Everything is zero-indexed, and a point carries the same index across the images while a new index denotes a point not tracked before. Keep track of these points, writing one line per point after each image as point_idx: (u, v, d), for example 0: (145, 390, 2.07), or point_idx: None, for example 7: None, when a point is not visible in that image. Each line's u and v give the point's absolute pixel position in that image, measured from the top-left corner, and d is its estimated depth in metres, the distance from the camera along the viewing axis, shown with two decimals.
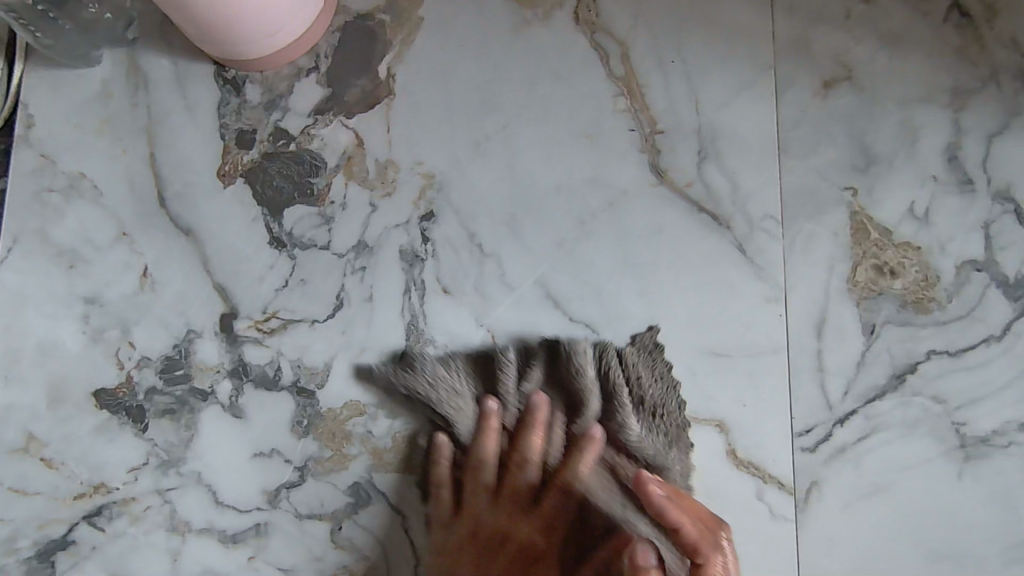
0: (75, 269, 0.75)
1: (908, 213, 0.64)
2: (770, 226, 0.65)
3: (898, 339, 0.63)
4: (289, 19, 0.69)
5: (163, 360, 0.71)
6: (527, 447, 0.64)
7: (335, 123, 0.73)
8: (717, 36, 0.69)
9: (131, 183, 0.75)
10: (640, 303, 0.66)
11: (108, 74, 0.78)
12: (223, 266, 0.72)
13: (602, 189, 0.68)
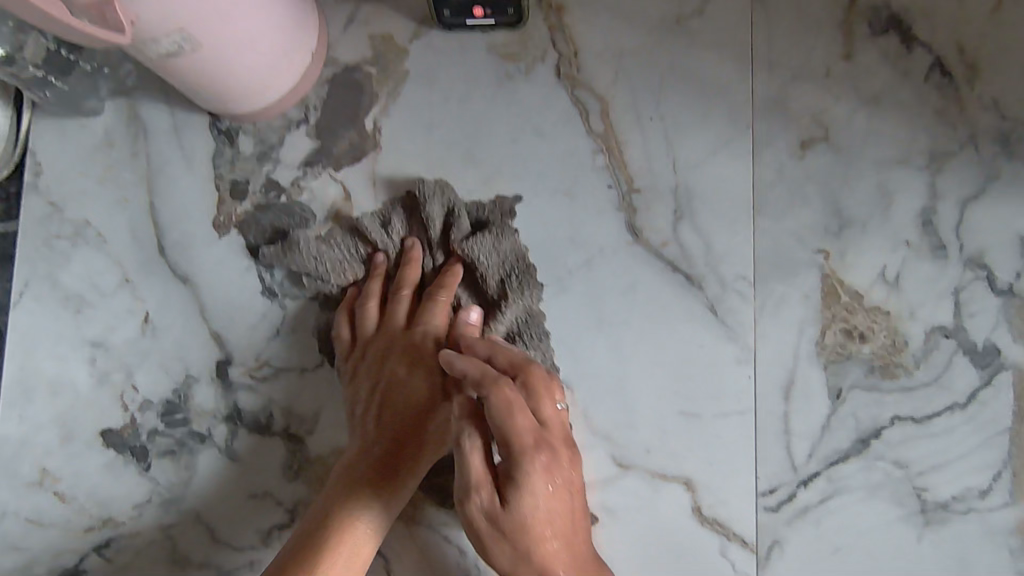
0: (82, 312, 0.79)
1: (879, 278, 0.65)
2: (742, 288, 0.67)
3: (864, 404, 0.64)
4: (278, 74, 0.71)
5: (163, 404, 0.76)
6: None
7: (324, 175, 0.76)
8: (696, 94, 0.70)
9: (132, 231, 0.79)
10: (614, 360, 0.68)
11: (108, 123, 0.80)
12: (220, 314, 0.76)
13: (579, 247, 0.70)
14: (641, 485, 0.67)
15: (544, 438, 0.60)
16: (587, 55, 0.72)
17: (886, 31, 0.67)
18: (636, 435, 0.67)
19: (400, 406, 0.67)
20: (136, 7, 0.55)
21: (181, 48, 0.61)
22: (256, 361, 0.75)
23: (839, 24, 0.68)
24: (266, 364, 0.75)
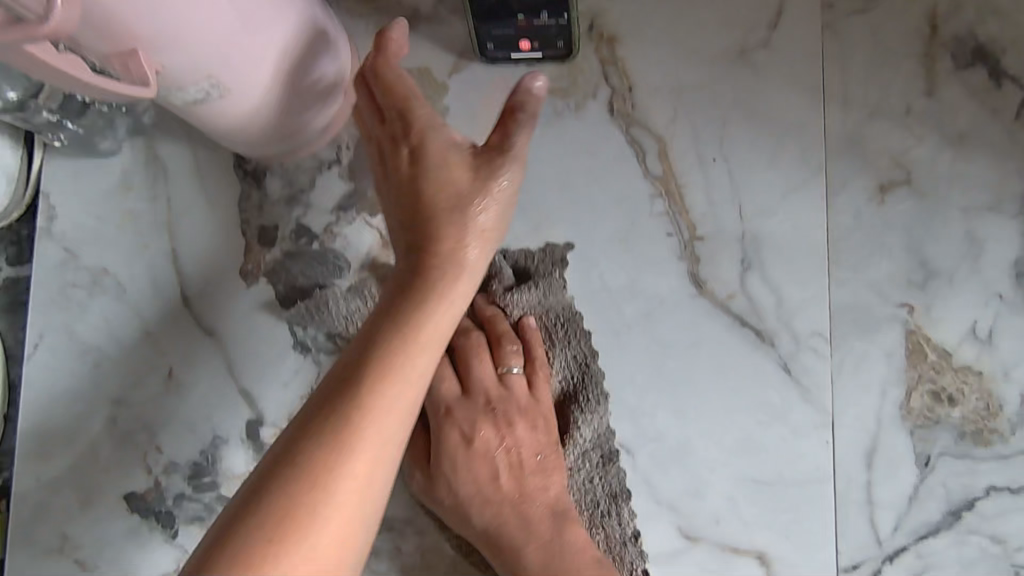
0: (101, 367, 0.74)
1: (969, 335, 0.60)
2: (817, 345, 0.62)
3: (955, 473, 0.60)
4: (311, 114, 0.66)
5: (189, 467, 0.71)
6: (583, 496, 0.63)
7: (358, 221, 0.71)
8: (763, 132, 0.64)
9: (154, 280, 0.74)
10: (678, 423, 0.63)
11: (127, 164, 0.75)
12: (250, 370, 0.71)
13: (639, 298, 0.65)
14: (710, 561, 0.62)
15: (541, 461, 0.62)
16: (642, 90, 0.66)
17: (971, 64, 0.62)
18: (705, 504, 0.62)
19: (436, 301, 0.56)
20: (157, 55, 0.50)
21: (209, 96, 0.57)
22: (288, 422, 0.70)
23: (919, 57, 0.63)
24: None
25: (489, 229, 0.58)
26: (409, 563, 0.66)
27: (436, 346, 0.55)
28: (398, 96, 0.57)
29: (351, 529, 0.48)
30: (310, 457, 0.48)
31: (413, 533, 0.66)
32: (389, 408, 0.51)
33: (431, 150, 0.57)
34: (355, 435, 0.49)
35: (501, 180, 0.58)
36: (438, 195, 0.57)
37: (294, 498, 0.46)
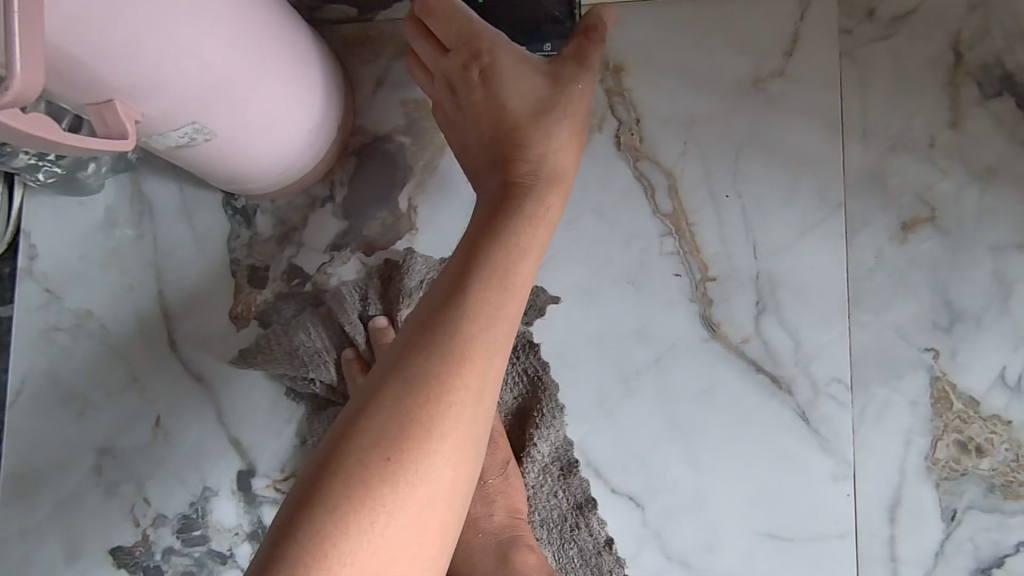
0: (85, 415, 0.70)
1: (999, 381, 0.57)
2: (837, 392, 0.59)
3: (983, 527, 0.57)
4: (304, 151, 0.63)
5: (179, 519, 0.68)
6: (550, 514, 0.62)
7: (353, 261, 0.68)
8: (779, 166, 0.61)
9: (140, 322, 0.71)
10: (691, 475, 0.60)
11: (112, 201, 0.72)
12: (241, 418, 0.68)
13: (649, 342, 0.61)
14: None
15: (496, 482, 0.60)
16: (650, 122, 0.63)
17: (999, 94, 0.59)
18: (720, 560, 0.59)
19: (522, 245, 0.49)
20: (138, 104, 0.47)
21: (192, 140, 0.54)
22: (281, 472, 0.68)
23: (944, 87, 0.59)
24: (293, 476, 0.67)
25: (568, 162, 0.53)
26: None
27: (523, 291, 0.49)
28: (478, 45, 0.51)
29: (456, 483, 0.43)
30: (400, 405, 0.42)
31: None
32: (482, 360, 0.45)
33: (502, 86, 0.52)
34: (450, 386, 0.43)
35: (576, 87, 0.52)
36: (518, 128, 0.52)
37: (391, 450, 0.41)
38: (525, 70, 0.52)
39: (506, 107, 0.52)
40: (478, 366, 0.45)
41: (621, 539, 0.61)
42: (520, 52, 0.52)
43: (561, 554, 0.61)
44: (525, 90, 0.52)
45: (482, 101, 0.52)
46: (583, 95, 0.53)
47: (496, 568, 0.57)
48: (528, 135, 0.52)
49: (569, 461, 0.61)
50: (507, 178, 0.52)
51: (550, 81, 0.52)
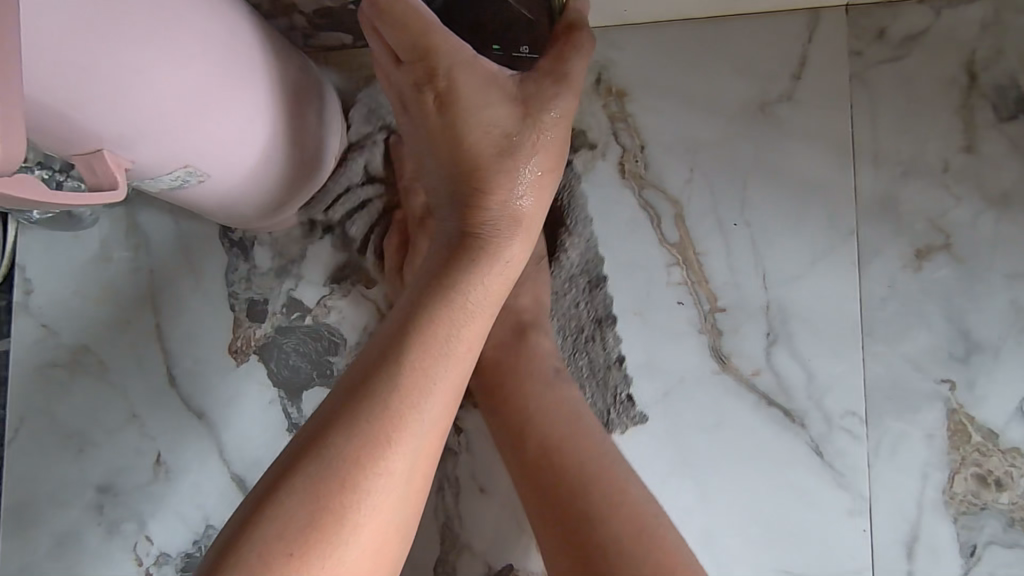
0: (85, 452, 0.69)
1: (1018, 413, 0.56)
2: (851, 425, 0.58)
3: (1005, 564, 0.55)
4: (297, 185, 0.61)
5: (181, 558, 0.67)
6: (568, 329, 0.62)
7: (354, 293, 0.66)
8: (787, 193, 0.59)
9: (138, 357, 0.69)
10: (703, 510, 0.59)
11: (107, 235, 0.71)
12: (242, 453, 0.67)
13: (656, 375, 0.60)
14: None
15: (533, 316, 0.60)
16: (655, 150, 0.62)
17: (1015, 116, 0.57)
18: None
19: (466, 309, 0.50)
20: (127, 152, 0.46)
21: (186, 182, 0.52)
22: None
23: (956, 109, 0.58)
24: None
25: (533, 205, 0.54)
26: None
27: (464, 360, 0.50)
28: (437, 67, 0.49)
29: (370, 565, 0.44)
30: (316, 488, 0.43)
31: None
32: (414, 436, 0.46)
33: (465, 117, 0.51)
34: (373, 465, 0.44)
35: (548, 117, 0.52)
36: (479, 168, 0.52)
37: (296, 544, 0.41)
38: (493, 98, 0.51)
39: (470, 141, 0.51)
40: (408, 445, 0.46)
41: None
42: (489, 73, 0.51)
43: (570, 362, 0.61)
44: (490, 124, 0.51)
45: (444, 133, 0.51)
46: (554, 128, 0.52)
47: (512, 339, 0.58)
48: (492, 175, 0.52)
49: None
50: (464, 228, 0.52)
51: (520, 111, 0.51)
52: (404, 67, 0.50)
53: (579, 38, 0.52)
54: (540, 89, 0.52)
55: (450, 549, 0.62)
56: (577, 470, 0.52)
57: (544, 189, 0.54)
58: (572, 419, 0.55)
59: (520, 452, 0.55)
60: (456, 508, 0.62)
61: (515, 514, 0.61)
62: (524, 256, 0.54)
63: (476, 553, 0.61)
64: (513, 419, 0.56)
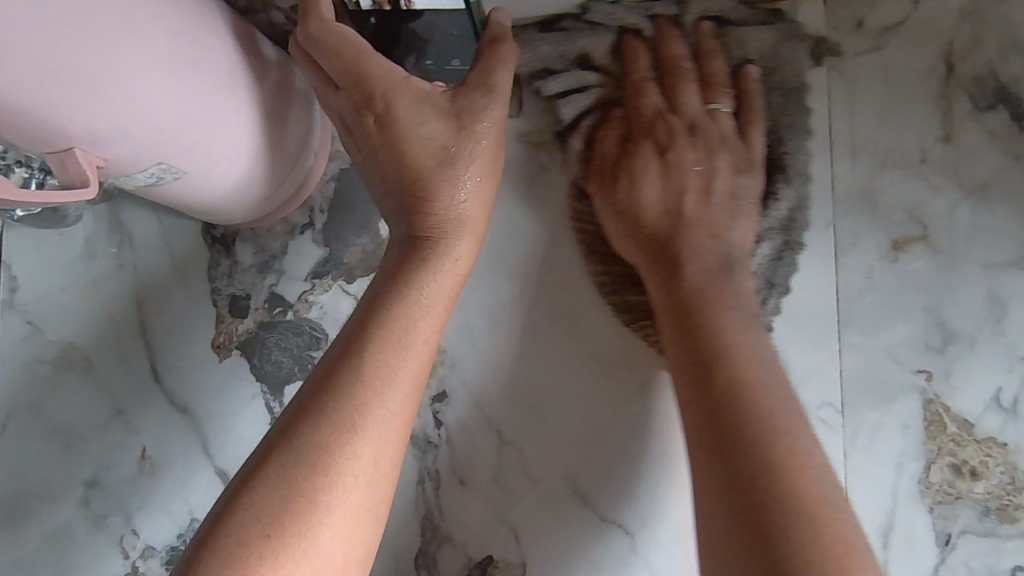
0: (72, 447, 0.70)
1: (993, 403, 0.56)
2: (829, 416, 0.58)
3: (980, 553, 0.55)
4: (275, 184, 0.61)
5: (167, 551, 0.68)
6: None
7: (335, 288, 0.67)
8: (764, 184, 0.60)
9: (123, 353, 0.70)
10: (681, 500, 0.59)
11: (91, 231, 0.71)
12: (226, 447, 0.67)
13: (634, 368, 0.61)
14: None
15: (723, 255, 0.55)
16: None
17: (992, 106, 0.57)
18: None
19: (416, 308, 0.54)
20: (99, 151, 0.46)
21: (161, 179, 0.52)
22: None
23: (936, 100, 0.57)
24: None
25: (476, 209, 0.57)
26: None
27: (420, 355, 0.53)
28: (372, 88, 0.53)
29: (345, 546, 0.47)
30: (287, 477, 0.46)
31: None
32: (378, 425, 0.50)
33: (403, 132, 0.54)
34: (341, 452, 0.48)
35: (481, 126, 0.55)
36: (422, 179, 0.55)
37: (271, 526, 0.45)
38: (428, 113, 0.55)
39: (410, 155, 0.55)
40: (367, 436, 0.49)
41: (611, 568, 0.59)
42: (421, 92, 0.55)
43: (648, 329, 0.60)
44: (428, 135, 0.55)
45: (387, 147, 0.55)
46: (489, 135, 0.56)
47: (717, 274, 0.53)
48: (433, 184, 0.55)
49: (557, 489, 0.61)
50: (411, 233, 0.56)
51: (455, 122, 0.55)
52: (341, 93, 0.54)
53: (500, 47, 0.56)
54: (471, 101, 0.55)
55: (430, 541, 0.62)
56: (759, 416, 0.46)
57: (485, 193, 0.57)
58: (760, 375, 0.49)
59: (704, 375, 0.49)
60: (437, 501, 0.63)
61: (495, 507, 0.62)
62: (469, 257, 0.57)
63: (456, 545, 0.62)
64: (712, 340, 0.50)
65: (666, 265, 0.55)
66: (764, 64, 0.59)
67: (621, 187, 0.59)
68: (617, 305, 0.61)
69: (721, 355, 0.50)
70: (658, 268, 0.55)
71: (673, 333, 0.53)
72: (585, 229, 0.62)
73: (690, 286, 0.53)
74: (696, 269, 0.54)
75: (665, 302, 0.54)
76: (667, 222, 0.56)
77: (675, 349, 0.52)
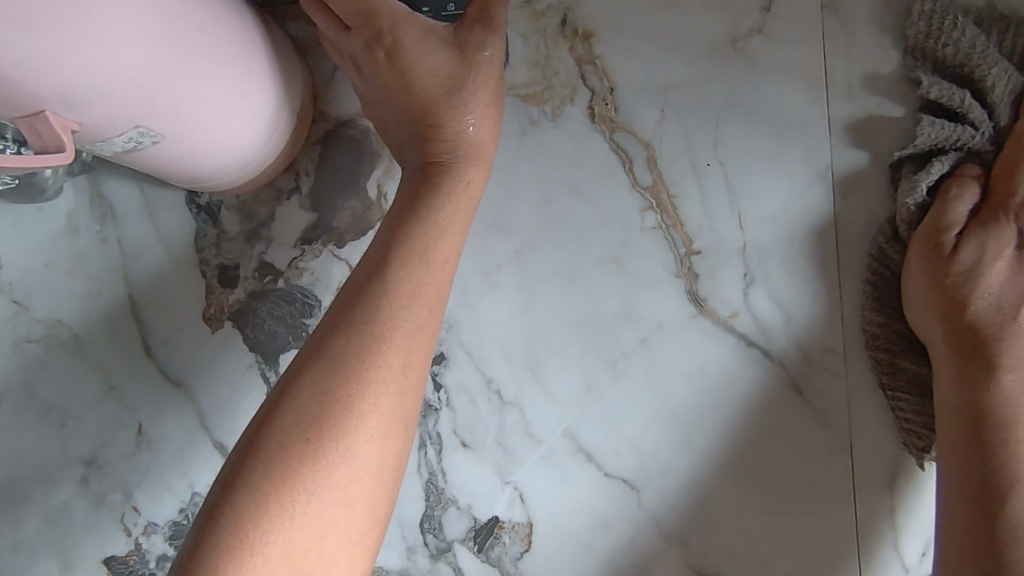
0: (67, 426, 0.69)
1: None
2: (830, 362, 0.57)
3: None
4: (261, 147, 0.60)
5: (170, 526, 0.67)
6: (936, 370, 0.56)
7: (325, 254, 0.65)
8: (760, 131, 0.59)
9: (113, 329, 0.69)
10: (685, 454, 0.58)
11: (72, 206, 0.70)
12: (223, 420, 0.66)
13: (634, 323, 0.59)
14: None
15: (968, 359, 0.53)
16: (625, 91, 0.60)
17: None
18: (719, 540, 0.58)
19: (439, 225, 0.54)
20: (72, 114, 0.44)
21: (140, 144, 0.51)
22: None
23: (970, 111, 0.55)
24: None
25: (484, 135, 0.58)
26: None
27: (446, 269, 0.54)
28: (380, 24, 0.54)
29: (380, 451, 0.48)
30: (322, 387, 0.48)
31: None
32: (404, 339, 0.51)
33: (412, 69, 0.56)
34: (372, 363, 0.49)
35: (484, 55, 0.56)
36: (430, 107, 0.56)
37: (310, 430, 0.47)
38: (433, 45, 0.55)
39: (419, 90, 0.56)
40: (399, 346, 0.50)
41: (616, 525, 0.59)
42: (426, 26, 0.55)
43: None
44: (434, 68, 0.56)
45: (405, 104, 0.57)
46: (491, 63, 0.57)
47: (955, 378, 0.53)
48: (442, 112, 0.56)
49: (559, 448, 0.60)
50: (427, 158, 0.57)
51: (459, 52, 0.56)
52: (353, 33, 0.55)
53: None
54: (472, 33, 0.56)
55: (434, 505, 0.62)
56: None
57: (491, 117, 0.58)
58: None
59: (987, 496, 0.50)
60: (440, 464, 0.62)
61: (497, 468, 0.61)
62: (483, 180, 0.58)
63: (461, 507, 0.62)
64: (1003, 450, 0.51)
65: (981, 364, 0.52)
66: (794, 32, 0.59)
67: (961, 261, 0.54)
68: (879, 362, 0.56)
69: (1010, 473, 0.50)
70: (969, 363, 0.52)
71: (962, 436, 0.51)
72: (873, 281, 0.57)
73: (1001, 399, 0.51)
74: (1015, 379, 0.52)
75: (963, 402, 0.52)
76: (997, 317, 0.53)
77: (957, 448, 0.52)
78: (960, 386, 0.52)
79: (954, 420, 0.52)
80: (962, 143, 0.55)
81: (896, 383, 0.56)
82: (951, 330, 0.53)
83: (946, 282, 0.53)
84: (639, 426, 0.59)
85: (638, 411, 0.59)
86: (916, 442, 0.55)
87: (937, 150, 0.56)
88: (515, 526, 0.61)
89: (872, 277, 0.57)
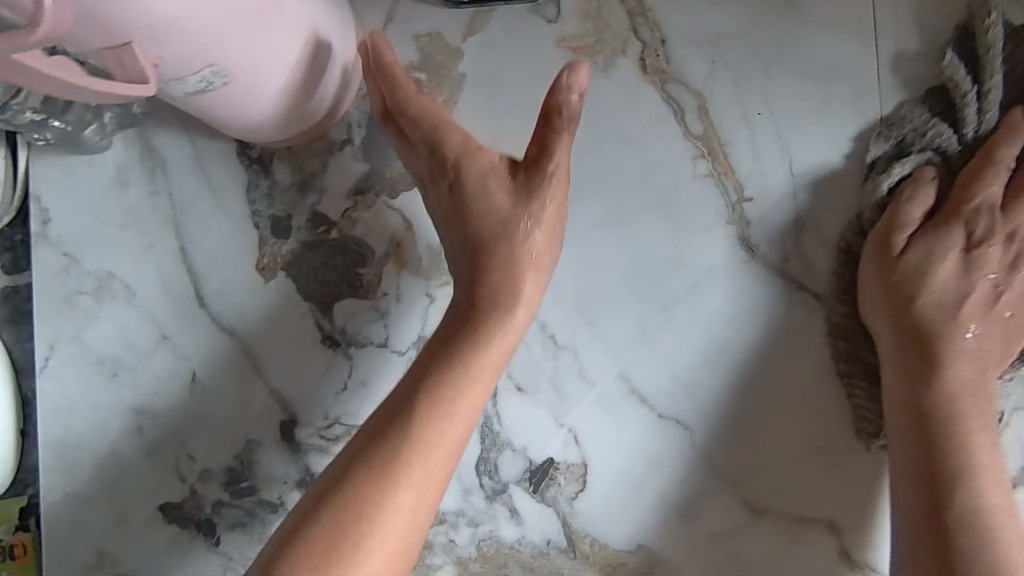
0: (119, 377, 0.70)
1: None
2: (827, 332, 0.60)
3: None
4: (320, 101, 0.61)
5: (226, 472, 0.68)
6: None
7: (379, 204, 0.66)
8: (809, 81, 0.60)
9: (164, 281, 0.70)
10: (735, 395, 0.60)
11: (121, 159, 0.70)
12: (278, 368, 0.68)
13: (686, 268, 0.61)
14: (778, 533, 0.60)
15: (915, 362, 0.55)
16: (676, 42, 0.61)
17: None
18: (769, 476, 0.60)
19: (503, 306, 0.58)
20: (154, 49, 0.45)
21: (211, 85, 0.51)
22: (324, 420, 0.67)
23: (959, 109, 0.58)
24: (337, 424, 0.67)
25: (540, 242, 0.59)
26: (465, 555, 0.64)
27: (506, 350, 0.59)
28: (408, 107, 0.59)
29: (428, 506, 0.55)
30: (383, 454, 0.54)
31: (466, 524, 0.64)
32: (462, 413, 0.56)
33: (465, 178, 0.59)
34: (431, 431, 0.55)
35: (549, 168, 0.58)
36: (482, 213, 0.59)
37: (371, 492, 0.53)
38: (495, 181, 0.59)
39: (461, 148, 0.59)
40: (456, 419, 0.56)
41: (668, 464, 0.61)
42: (490, 163, 0.59)
43: None
44: (495, 208, 0.59)
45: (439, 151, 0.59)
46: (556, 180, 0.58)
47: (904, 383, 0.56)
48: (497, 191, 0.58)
49: (613, 390, 0.62)
50: (474, 232, 0.59)
51: (521, 178, 0.58)
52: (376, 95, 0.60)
53: (560, 78, 0.55)
54: (536, 155, 0.58)
55: (490, 447, 0.64)
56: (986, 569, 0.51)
57: (551, 230, 0.59)
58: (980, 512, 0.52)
59: (936, 509, 0.53)
60: (495, 409, 0.64)
61: (552, 411, 0.63)
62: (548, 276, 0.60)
63: (517, 449, 0.63)
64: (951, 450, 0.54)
65: (925, 365, 0.55)
66: None
67: (913, 261, 0.57)
68: (839, 351, 0.60)
69: (957, 469, 0.53)
70: (916, 364, 0.55)
71: (914, 432, 0.54)
72: (837, 274, 0.60)
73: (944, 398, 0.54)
74: (959, 380, 0.55)
75: (909, 401, 0.55)
76: (941, 315, 0.56)
77: (902, 454, 0.55)
78: (908, 391, 0.55)
79: (905, 418, 0.55)
80: (927, 144, 0.58)
81: (853, 371, 0.60)
82: (898, 330, 0.56)
83: (900, 287, 0.56)
84: (692, 366, 0.61)
85: (690, 352, 0.61)
86: (868, 429, 0.59)
87: (906, 148, 0.59)
88: (570, 467, 0.62)
89: (838, 270, 0.60)
